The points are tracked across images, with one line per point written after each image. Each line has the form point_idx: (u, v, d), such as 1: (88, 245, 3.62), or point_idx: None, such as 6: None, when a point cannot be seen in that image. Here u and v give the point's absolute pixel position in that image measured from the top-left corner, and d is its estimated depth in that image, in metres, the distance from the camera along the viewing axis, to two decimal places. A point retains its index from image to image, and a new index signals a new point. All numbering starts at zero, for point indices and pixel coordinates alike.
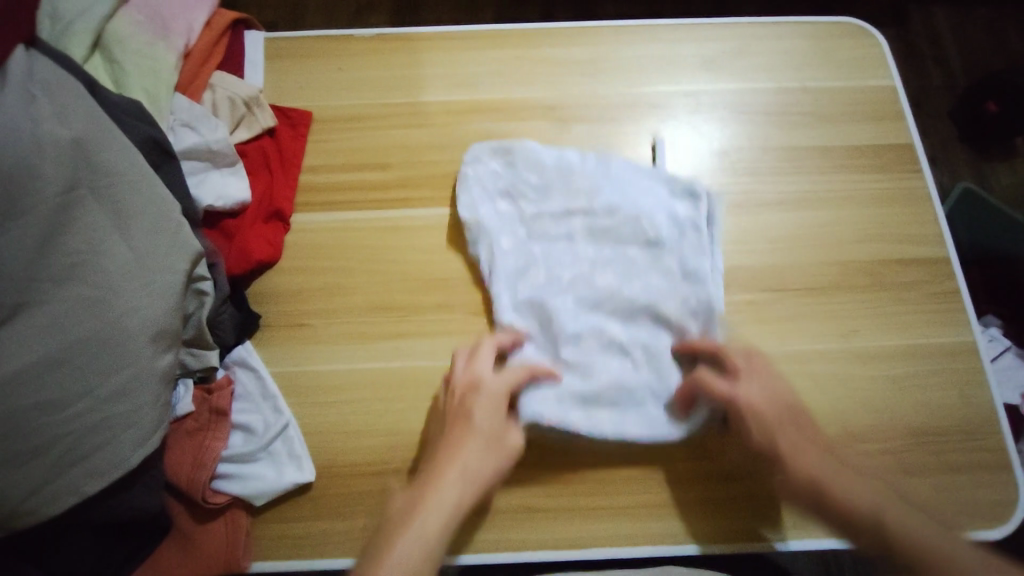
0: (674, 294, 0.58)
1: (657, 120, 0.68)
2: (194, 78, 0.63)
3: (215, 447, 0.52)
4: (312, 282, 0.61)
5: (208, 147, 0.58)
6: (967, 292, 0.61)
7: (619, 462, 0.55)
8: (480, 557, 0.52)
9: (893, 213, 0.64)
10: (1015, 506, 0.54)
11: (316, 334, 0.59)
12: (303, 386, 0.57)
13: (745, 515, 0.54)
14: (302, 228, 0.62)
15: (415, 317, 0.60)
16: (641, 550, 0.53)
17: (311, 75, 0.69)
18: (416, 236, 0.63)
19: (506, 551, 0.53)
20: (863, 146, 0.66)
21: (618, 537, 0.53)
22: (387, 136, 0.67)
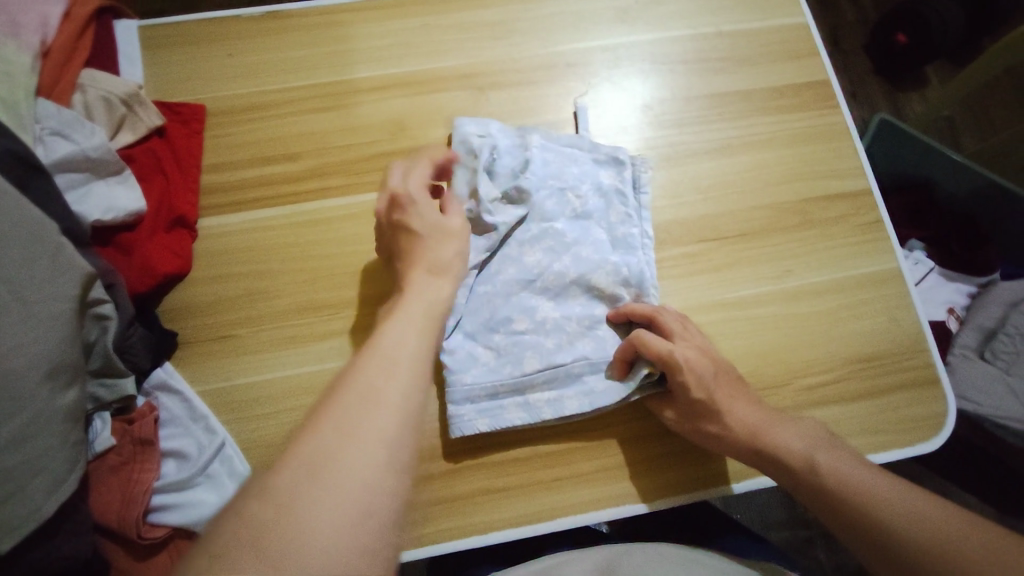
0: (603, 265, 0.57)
1: (577, 79, 0.66)
2: (59, 78, 0.56)
3: (145, 479, 0.49)
4: (231, 290, 0.56)
5: (85, 155, 0.52)
6: (889, 220, 0.63)
7: (573, 430, 0.55)
8: (445, 546, 0.51)
9: (815, 150, 0.65)
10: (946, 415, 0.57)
11: (244, 344, 0.55)
12: (237, 401, 0.54)
13: (701, 464, 0.55)
14: (212, 233, 0.58)
15: (349, 313, 0.57)
16: (603, 513, 0.53)
17: (199, 64, 0.63)
18: (339, 227, 0.59)
19: (471, 537, 0.52)
20: (781, 87, 0.67)
21: (581, 504, 0.53)
22: (294, 122, 0.62)
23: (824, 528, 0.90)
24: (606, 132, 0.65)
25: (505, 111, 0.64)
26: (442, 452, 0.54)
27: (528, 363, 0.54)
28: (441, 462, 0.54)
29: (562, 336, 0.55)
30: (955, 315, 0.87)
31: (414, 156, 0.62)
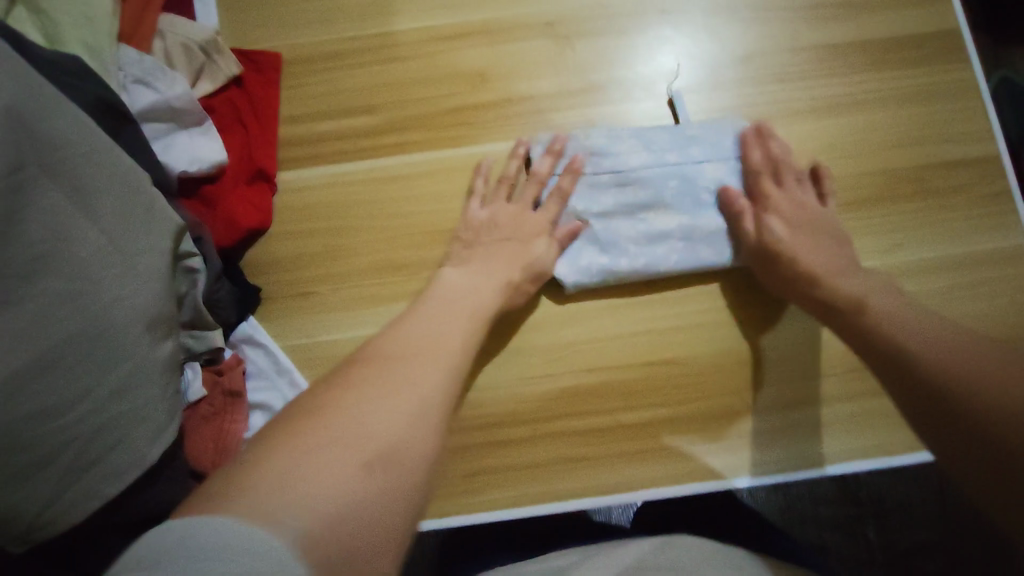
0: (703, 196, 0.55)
1: (669, 27, 0.61)
2: (139, 24, 0.54)
3: (236, 429, 0.51)
4: (311, 247, 0.56)
5: (170, 105, 0.51)
6: (1019, 191, 0.57)
7: (658, 404, 0.53)
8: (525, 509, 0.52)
9: (936, 110, 0.58)
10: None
11: (325, 302, 0.55)
12: (320, 359, 0.54)
13: (793, 445, 0.52)
14: (291, 188, 0.57)
15: (428, 274, 0.55)
16: (686, 487, 0.52)
17: (274, 9, 0.60)
18: (418, 184, 0.57)
19: (550, 502, 0.52)
20: (903, 37, 0.59)
21: (664, 477, 0.52)
22: (370, 72, 0.59)
23: None
24: (699, 87, 0.60)
25: (590, 63, 0.60)
26: (523, 418, 0.53)
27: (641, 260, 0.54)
28: (522, 428, 0.53)
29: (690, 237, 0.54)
30: None
31: (494, 110, 0.59)
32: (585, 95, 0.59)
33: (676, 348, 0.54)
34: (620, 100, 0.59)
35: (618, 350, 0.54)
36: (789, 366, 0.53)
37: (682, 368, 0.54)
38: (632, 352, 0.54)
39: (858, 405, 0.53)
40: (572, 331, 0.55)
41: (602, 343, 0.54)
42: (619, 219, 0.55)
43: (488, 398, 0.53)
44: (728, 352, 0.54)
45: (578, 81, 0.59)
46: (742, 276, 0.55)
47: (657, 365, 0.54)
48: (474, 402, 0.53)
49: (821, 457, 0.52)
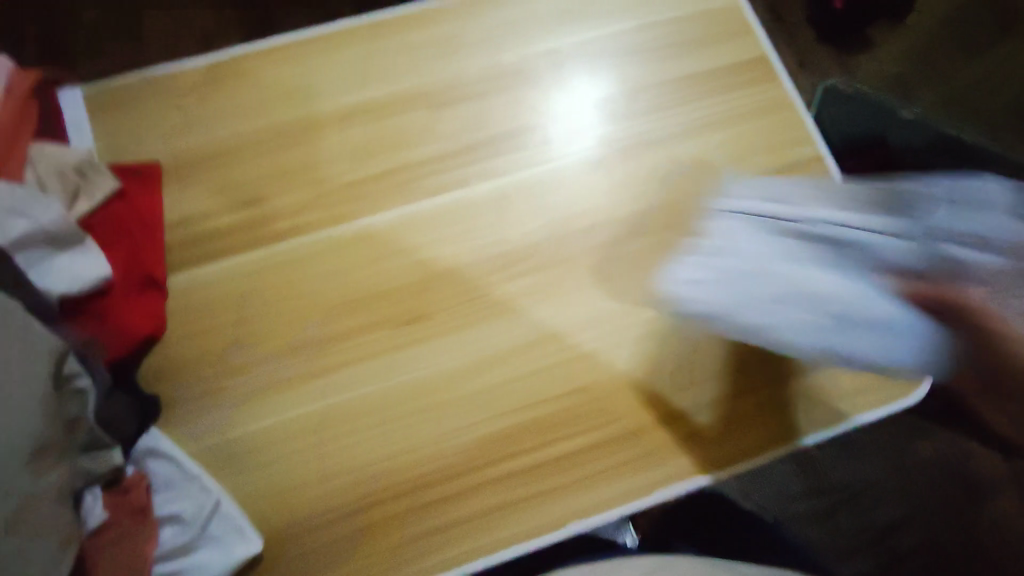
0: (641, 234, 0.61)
1: (525, 83, 0.67)
2: (8, 155, 0.55)
3: (146, 548, 0.48)
4: (210, 343, 0.56)
5: (46, 228, 0.51)
6: (847, 181, 0.65)
7: (574, 433, 0.55)
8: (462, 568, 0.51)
9: (764, 121, 0.66)
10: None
11: (231, 395, 0.54)
12: (234, 454, 0.53)
13: (703, 448, 0.55)
14: (183, 289, 0.57)
15: (332, 348, 0.56)
16: (613, 509, 0.53)
17: (150, 122, 0.63)
18: (312, 263, 0.59)
19: (486, 554, 0.52)
20: (728, 64, 0.68)
21: (591, 505, 0.53)
22: (255, 166, 0.62)
23: (850, 492, 0.89)
24: (565, 133, 0.65)
25: (461, 127, 0.65)
26: (449, 474, 0.53)
27: (769, 294, 0.50)
28: (447, 485, 0.53)
29: (766, 304, 0.50)
30: None
31: (377, 183, 0.62)
32: (460, 156, 0.64)
33: (583, 376, 0.57)
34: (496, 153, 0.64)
35: (527, 387, 0.56)
36: (684, 372, 0.57)
37: (591, 393, 0.56)
38: (541, 387, 0.56)
39: (754, 398, 0.57)
40: (485, 376, 0.56)
41: (511, 383, 0.56)
42: (697, 266, 0.54)
43: (409, 461, 0.53)
44: (632, 370, 0.57)
45: (451, 144, 0.64)
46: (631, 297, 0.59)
47: (566, 395, 0.56)
48: (397, 469, 0.53)
49: (729, 453, 0.55)
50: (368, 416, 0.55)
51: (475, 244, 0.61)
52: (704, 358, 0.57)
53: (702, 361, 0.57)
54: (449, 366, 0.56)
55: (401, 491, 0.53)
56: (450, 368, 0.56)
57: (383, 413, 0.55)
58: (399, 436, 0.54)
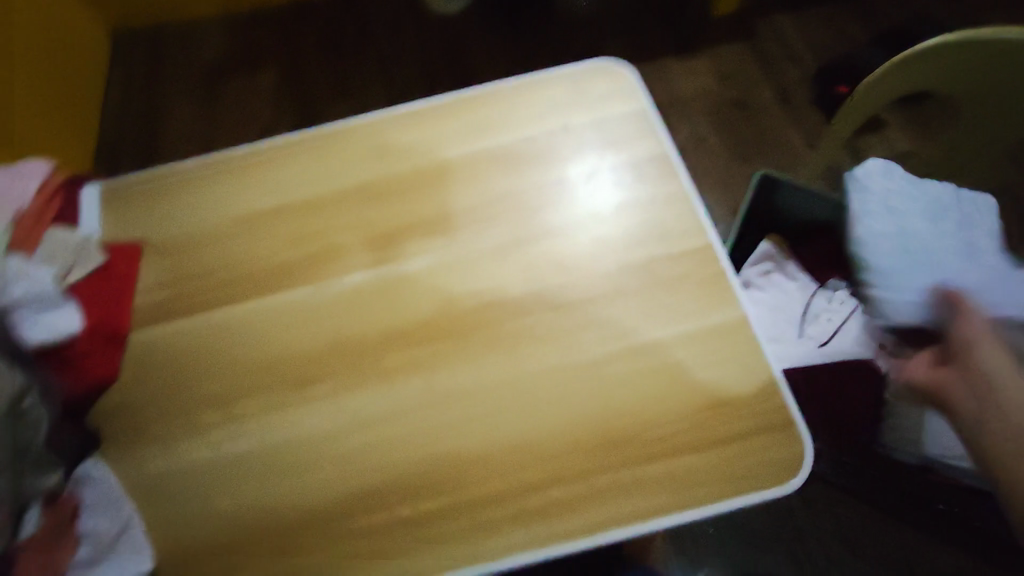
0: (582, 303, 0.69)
1: (449, 180, 0.78)
2: (30, 235, 0.72)
3: (64, 556, 0.59)
4: (153, 389, 0.67)
5: (41, 291, 0.66)
6: (732, 271, 0.70)
7: (442, 494, 0.61)
8: None
9: (656, 216, 0.73)
10: (799, 456, 0.61)
11: (157, 436, 0.65)
12: (153, 487, 0.62)
13: (558, 520, 0.59)
14: (139, 344, 0.70)
15: (248, 401, 0.66)
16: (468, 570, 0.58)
17: (143, 208, 0.79)
18: (243, 329, 0.70)
19: None
20: (627, 165, 0.77)
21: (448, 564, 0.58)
22: (215, 245, 0.75)
23: None
24: (477, 223, 0.75)
25: (389, 216, 0.76)
26: (323, 521, 0.61)
27: None
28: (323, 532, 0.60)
29: None
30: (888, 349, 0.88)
31: (312, 262, 0.74)
32: (383, 241, 0.75)
33: (457, 443, 0.63)
34: (417, 240, 0.75)
35: (407, 448, 0.63)
36: (550, 446, 0.62)
37: (462, 460, 0.62)
38: (418, 450, 0.63)
39: (615, 476, 0.60)
40: (370, 435, 0.64)
41: (393, 444, 0.64)
42: None
43: (294, 506, 0.61)
44: (501, 440, 0.63)
45: (377, 231, 0.76)
46: (506, 374, 0.66)
47: (438, 458, 0.63)
48: (284, 512, 0.61)
49: (583, 528, 0.59)
50: (265, 462, 0.63)
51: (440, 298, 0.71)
52: (571, 435, 0.63)
53: (570, 438, 0.63)
54: (341, 424, 0.65)
55: (282, 533, 0.60)
56: (342, 426, 0.64)
57: (278, 461, 0.63)
58: (286, 482, 0.62)
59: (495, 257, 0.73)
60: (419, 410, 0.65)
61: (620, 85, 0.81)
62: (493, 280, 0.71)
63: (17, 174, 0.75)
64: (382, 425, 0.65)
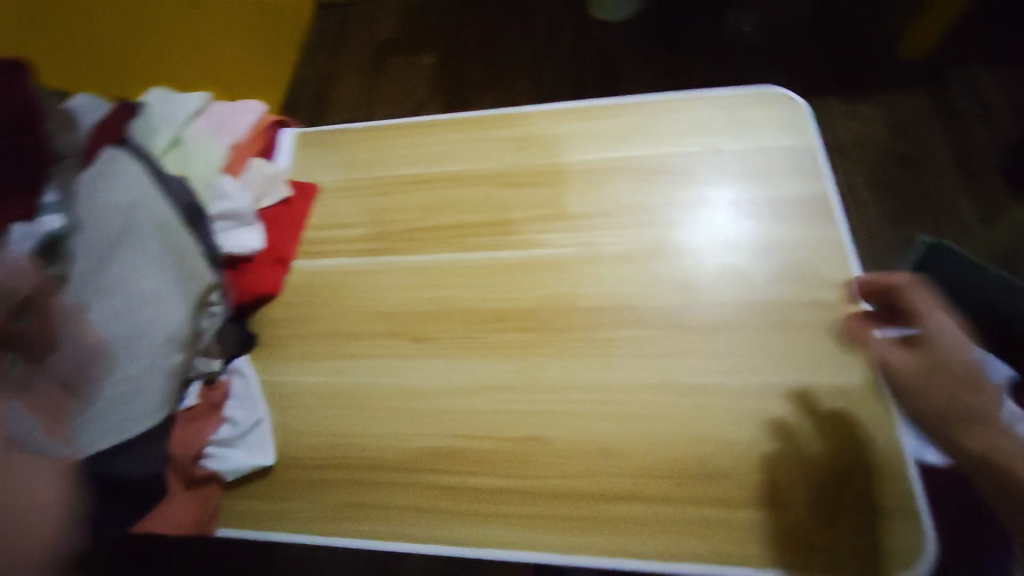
0: (682, 322, 0.69)
1: (593, 181, 0.80)
2: (238, 161, 0.86)
3: (206, 432, 0.69)
4: (299, 311, 0.77)
5: (236, 210, 0.79)
6: (880, 334, 0.65)
7: (525, 473, 0.63)
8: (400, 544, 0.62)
9: (803, 257, 0.70)
10: (920, 555, 0.54)
11: (294, 352, 0.74)
12: (284, 394, 0.72)
13: (628, 534, 0.59)
14: (298, 271, 0.81)
15: (373, 340, 0.73)
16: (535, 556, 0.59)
17: (324, 158, 0.91)
18: (380, 278, 0.77)
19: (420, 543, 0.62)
20: (781, 200, 0.74)
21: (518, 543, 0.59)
22: (374, 199, 0.84)
23: None
24: (614, 227, 0.76)
25: (531, 205, 0.80)
26: (414, 466, 0.66)
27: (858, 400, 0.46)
28: (413, 475, 0.65)
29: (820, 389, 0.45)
30: None
31: (452, 231, 0.80)
32: (519, 227, 0.79)
33: (549, 429, 0.65)
34: (551, 231, 0.78)
35: (502, 422, 0.66)
36: (641, 459, 0.62)
37: (551, 448, 0.64)
38: (514, 426, 0.65)
39: (701, 510, 0.59)
40: (471, 399, 0.68)
41: (491, 413, 0.67)
42: None
43: (394, 445, 0.67)
44: (592, 440, 0.64)
45: (516, 215, 0.80)
46: (611, 377, 0.67)
47: (530, 439, 0.65)
48: (383, 448, 0.67)
49: (657, 551, 0.58)
50: (376, 399, 0.69)
51: (571, 291, 0.73)
52: (665, 454, 0.62)
53: (664, 457, 0.62)
54: (448, 382, 0.69)
55: (380, 465, 0.66)
56: (448, 385, 0.69)
57: (387, 401, 0.69)
58: (390, 422, 0.68)
59: (625, 263, 0.73)
60: (520, 386, 0.68)
61: (792, 118, 0.78)
62: (619, 284, 0.72)
63: (238, 110, 0.90)
64: (485, 393, 0.68)
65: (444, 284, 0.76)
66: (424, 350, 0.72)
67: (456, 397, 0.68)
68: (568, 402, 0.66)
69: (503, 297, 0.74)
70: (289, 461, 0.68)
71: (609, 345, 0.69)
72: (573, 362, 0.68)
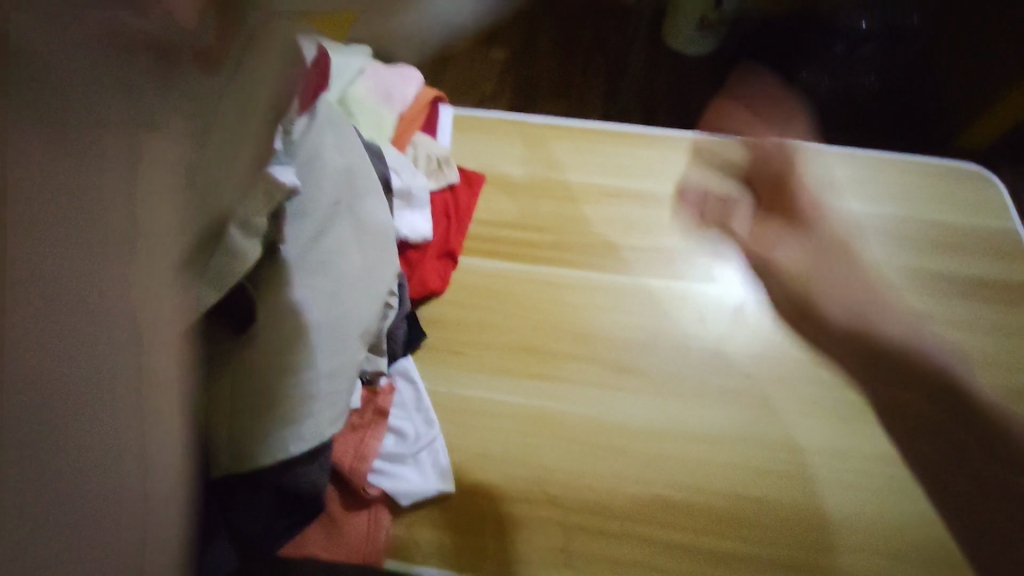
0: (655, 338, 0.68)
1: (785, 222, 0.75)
2: (401, 136, 0.77)
3: (373, 443, 0.58)
4: (471, 315, 0.69)
5: (410, 191, 0.69)
6: None
7: (737, 531, 0.58)
8: None
9: (1010, 343, 0.68)
10: None
11: (470, 361, 0.66)
12: (454, 408, 0.63)
13: None
14: (465, 268, 0.72)
15: (558, 362, 0.66)
16: None
17: (488, 148, 0.83)
18: (565, 295, 0.71)
19: None
20: (983, 278, 0.72)
21: None
22: (548, 204, 0.78)
23: None
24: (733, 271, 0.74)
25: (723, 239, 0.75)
26: (616, 512, 0.58)
27: None
28: (611, 521, 0.58)
29: None
30: None
31: (638, 256, 0.74)
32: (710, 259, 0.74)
33: (760, 487, 0.60)
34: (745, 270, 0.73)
35: (705, 474, 0.60)
36: (859, 534, 0.58)
37: (764, 508, 0.59)
38: (721, 479, 0.60)
39: None
40: (679, 445, 0.62)
41: (692, 462, 0.61)
42: None
43: (589, 484, 0.60)
44: (812, 507, 0.59)
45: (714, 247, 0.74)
46: (824, 439, 0.63)
47: (741, 497, 0.60)
48: (574, 485, 0.59)
49: None
50: (568, 430, 0.62)
51: (771, 341, 0.68)
52: (885, 532, 0.58)
53: (883, 534, 0.58)
54: (644, 421, 0.63)
55: (572, 504, 0.58)
56: (644, 424, 0.63)
57: (584, 435, 0.62)
58: (587, 457, 0.61)
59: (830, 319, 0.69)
60: (720, 430, 0.63)
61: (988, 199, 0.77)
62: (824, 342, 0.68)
63: (401, 76, 0.80)
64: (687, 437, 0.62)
65: (636, 311, 0.70)
66: (617, 383, 0.65)
67: (656, 440, 0.62)
68: (776, 457, 0.62)
69: (699, 338, 0.68)
70: (467, 488, 0.59)
71: (817, 404, 0.64)
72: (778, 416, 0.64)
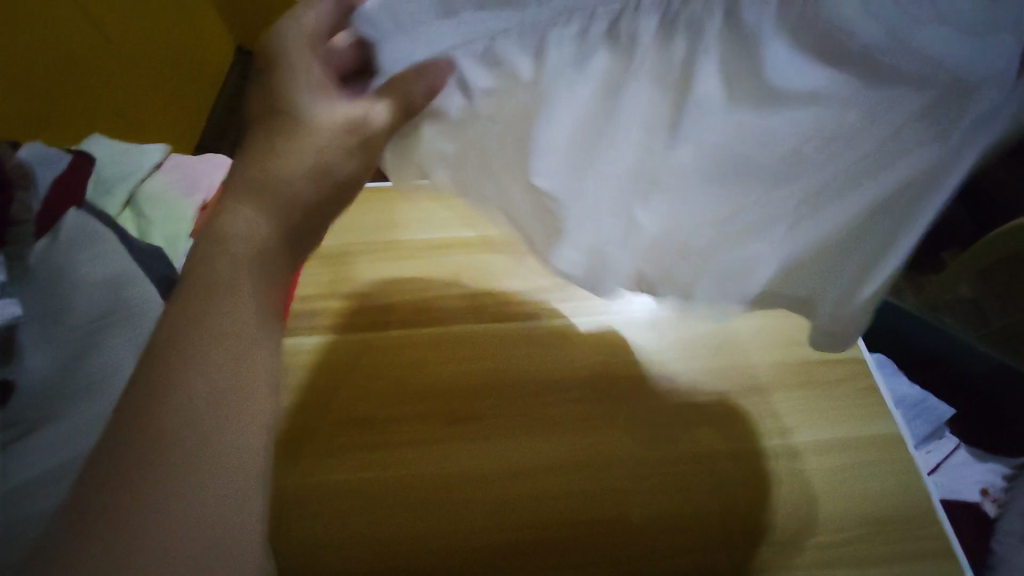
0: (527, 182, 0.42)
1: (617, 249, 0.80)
2: None
3: None
4: (298, 398, 0.67)
5: None
6: (888, 388, 0.70)
7: (579, 559, 0.58)
8: None
9: None
10: None
11: (304, 448, 0.64)
12: (283, 500, 0.61)
13: None
14: (290, 351, 0.70)
15: (388, 428, 0.65)
16: None
17: None
18: (394, 353, 0.70)
19: None
20: None
21: None
22: (372, 267, 0.78)
23: None
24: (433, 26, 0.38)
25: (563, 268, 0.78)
26: (474, 566, 0.57)
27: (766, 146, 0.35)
28: None
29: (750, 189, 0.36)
30: (991, 497, 0.93)
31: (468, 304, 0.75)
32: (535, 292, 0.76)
33: (598, 508, 0.61)
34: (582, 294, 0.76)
35: (541, 508, 0.60)
36: (700, 534, 0.59)
37: (603, 530, 0.59)
38: (559, 510, 0.60)
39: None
40: (528, 483, 0.62)
41: (529, 497, 0.61)
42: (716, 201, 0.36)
43: (426, 548, 0.58)
44: (651, 516, 0.60)
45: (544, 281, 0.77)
46: (656, 444, 0.65)
47: (580, 522, 0.60)
48: (411, 552, 0.58)
49: None
50: (411, 495, 0.61)
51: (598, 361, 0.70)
52: (722, 526, 0.60)
53: (721, 529, 0.60)
54: (478, 467, 0.63)
55: (410, 573, 0.57)
56: (477, 470, 0.63)
57: (422, 496, 0.61)
58: (425, 521, 0.60)
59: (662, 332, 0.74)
60: (549, 450, 0.64)
61: None
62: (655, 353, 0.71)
63: (206, 163, 0.78)
64: (522, 472, 0.62)
65: (467, 354, 0.70)
66: (450, 434, 0.65)
67: (492, 484, 0.62)
68: (610, 473, 0.63)
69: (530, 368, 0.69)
70: None
71: (644, 415, 0.67)
72: (607, 428, 0.65)
